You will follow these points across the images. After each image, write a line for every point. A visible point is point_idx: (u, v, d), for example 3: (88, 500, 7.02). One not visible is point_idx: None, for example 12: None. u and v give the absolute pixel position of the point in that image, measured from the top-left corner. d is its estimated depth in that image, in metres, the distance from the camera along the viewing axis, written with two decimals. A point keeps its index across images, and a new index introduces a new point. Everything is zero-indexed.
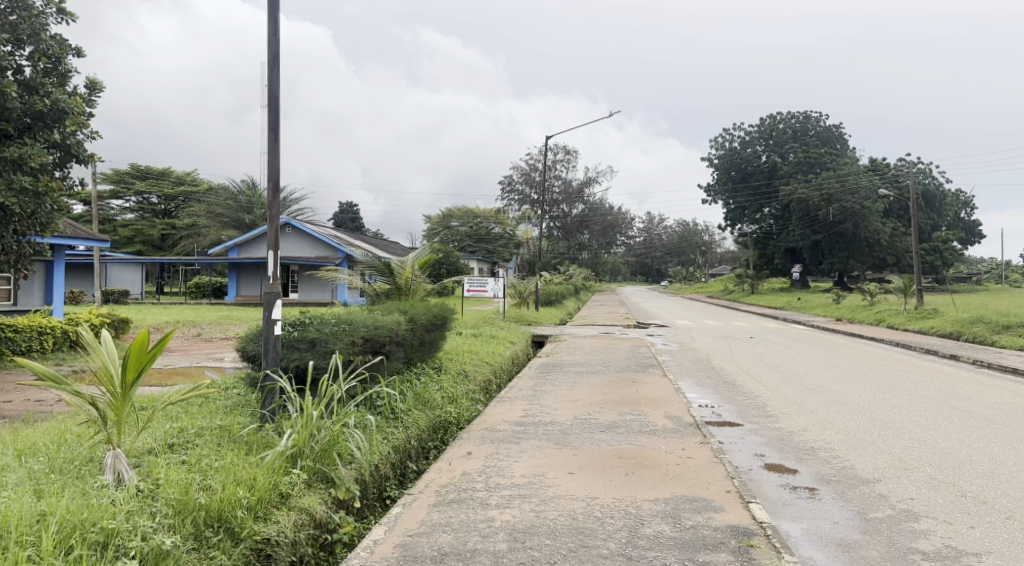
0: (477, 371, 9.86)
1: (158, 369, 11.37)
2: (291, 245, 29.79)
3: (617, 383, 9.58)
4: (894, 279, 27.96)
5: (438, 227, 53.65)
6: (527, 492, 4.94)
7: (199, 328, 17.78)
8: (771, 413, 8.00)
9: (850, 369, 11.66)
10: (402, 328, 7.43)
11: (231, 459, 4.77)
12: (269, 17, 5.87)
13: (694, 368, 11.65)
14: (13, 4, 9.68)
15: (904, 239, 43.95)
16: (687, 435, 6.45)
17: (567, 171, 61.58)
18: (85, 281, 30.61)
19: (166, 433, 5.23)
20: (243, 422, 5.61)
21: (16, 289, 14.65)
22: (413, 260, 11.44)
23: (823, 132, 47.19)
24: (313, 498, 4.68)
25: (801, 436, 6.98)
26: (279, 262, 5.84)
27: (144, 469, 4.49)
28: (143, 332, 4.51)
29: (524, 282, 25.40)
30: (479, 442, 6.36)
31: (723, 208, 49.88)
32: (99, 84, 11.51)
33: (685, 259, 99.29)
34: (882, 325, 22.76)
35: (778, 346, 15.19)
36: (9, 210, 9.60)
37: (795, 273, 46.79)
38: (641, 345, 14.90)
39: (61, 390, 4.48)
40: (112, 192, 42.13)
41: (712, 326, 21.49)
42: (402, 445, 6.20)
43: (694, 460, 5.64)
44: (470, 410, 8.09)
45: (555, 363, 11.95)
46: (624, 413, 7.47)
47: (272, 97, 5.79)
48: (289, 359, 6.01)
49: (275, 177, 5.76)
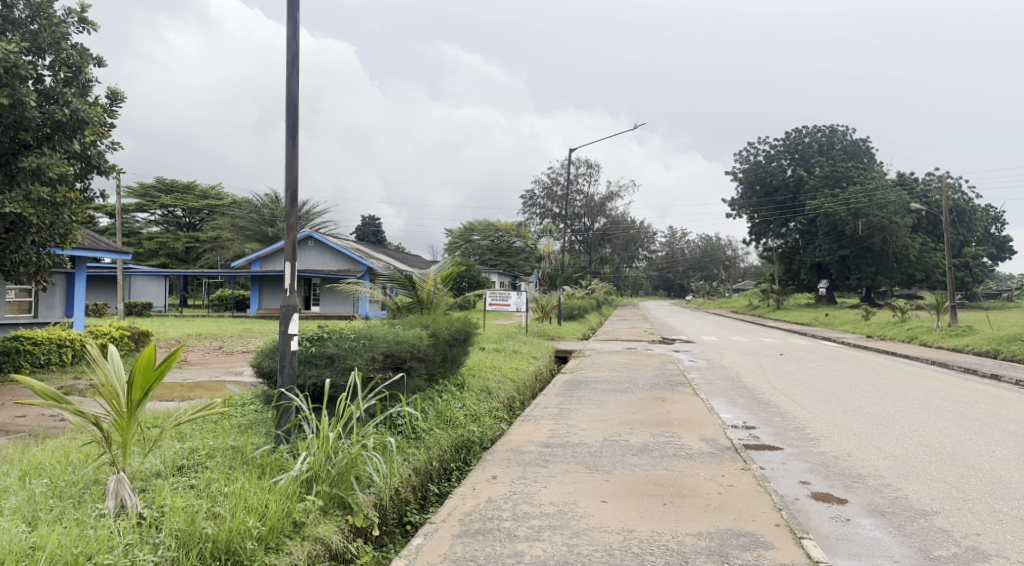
0: (500, 388, 9.52)
1: (178, 383, 11.13)
2: (313, 259, 29.76)
3: (647, 402, 9.16)
4: (927, 295, 27.12)
5: (459, 241, 53.39)
6: (559, 523, 4.58)
7: (219, 341, 17.59)
8: (813, 436, 7.57)
9: (889, 389, 11.15)
10: (424, 343, 7.13)
11: (244, 483, 4.48)
12: (289, 22, 5.63)
13: (725, 386, 11.24)
14: (35, 12, 9.60)
15: (935, 254, 43.02)
16: (726, 460, 6.05)
17: (589, 185, 61.26)
18: (109, 293, 30.66)
19: (176, 455, 4.94)
20: (256, 443, 5.31)
21: (36, 300, 14.54)
22: (435, 273, 11.17)
23: (850, 146, 46.46)
24: (329, 526, 4.36)
25: (847, 461, 6.54)
26: (297, 274, 5.55)
27: (151, 494, 4.21)
28: (148, 348, 4.23)
29: (546, 297, 25.03)
30: (505, 464, 6.02)
31: (748, 222, 49.18)
32: (121, 94, 11.45)
33: (708, 274, 98.04)
34: (914, 342, 22.07)
35: (810, 364, 14.67)
36: (27, 221, 9.47)
37: (822, 288, 45.81)
38: (669, 361, 14.45)
39: (63, 410, 4.21)
40: (138, 205, 42.45)
41: (740, 342, 20.97)
42: (423, 467, 5.88)
43: (736, 488, 5.24)
44: (494, 428, 7.74)
45: (581, 380, 11.55)
46: (656, 434, 7.08)
47: (291, 102, 5.55)
48: (306, 376, 5.70)
49: (293, 188, 5.50)
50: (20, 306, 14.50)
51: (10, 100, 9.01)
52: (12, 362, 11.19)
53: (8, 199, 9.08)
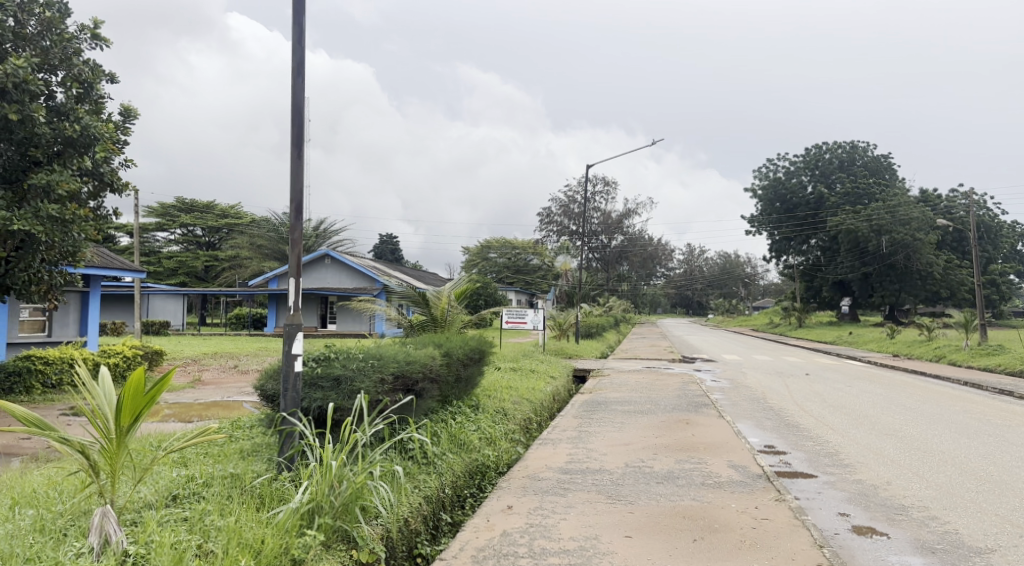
0: (516, 409, 9.14)
1: (189, 402, 10.81)
2: (330, 277, 29.66)
3: (669, 425, 8.75)
4: (954, 313, 26.45)
5: (476, 259, 53.21)
6: (579, 562, 4.22)
7: (234, 360, 17.35)
8: (847, 462, 7.15)
9: (924, 412, 10.63)
10: (436, 363, 6.83)
11: (241, 517, 4.20)
12: (294, 28, 5.40)
13: (751, 408, 10.79)
14: (46, 27, 9.46)
15: (961, 271, 42.10)
16: (759, 490, 5.65)
17: (607, 203, 60.95)
18: (127, 311, 30.63)
19: (171, 485, 4.66)
20: (256, 470, 5.01)
21: (50, 319, 14.43)
22: (449, 290, 10.87)
23: (871, 162, 45.96)
24: (330, 563, 4.03)
25: (887, 491, 6.12)
26: (301, 291, 5.26)
27: (141, 527, 3.96)
28: (138, 372, 3.93)
29: (564, 314, 24.67)
30: (520, 493, 5.65)
31: (768, 239, 48.55)
32: (134, 111, 11.36)
33: (727, 291, 97.07)
34: (942, 362, 21.44)
35: (838, 384, 14.20)
36: (37, 240, 9.27)
37: (845, 306, 44.97)
38: (690, 381, 13.98)
39: (46, 438, 3.93)
40: (158, 225, 42.66)
41: (763, 361, 20.47)
42: (434, 495, 5.52)
43: (771, 523, 4.87)
44: (510, 452, 7.39)
45: (600, 401, 11.11)
46: (682, 460, 6.69)
47: (296, 110, 5.29)
48: (311, 400, 5.39)
49: (297, 200, 5.23)
50: (35, 325, 14.31)
51: (20, 116, 8.90)
52: (23, 382, 10.92)
53: (18, 217, 8.88)
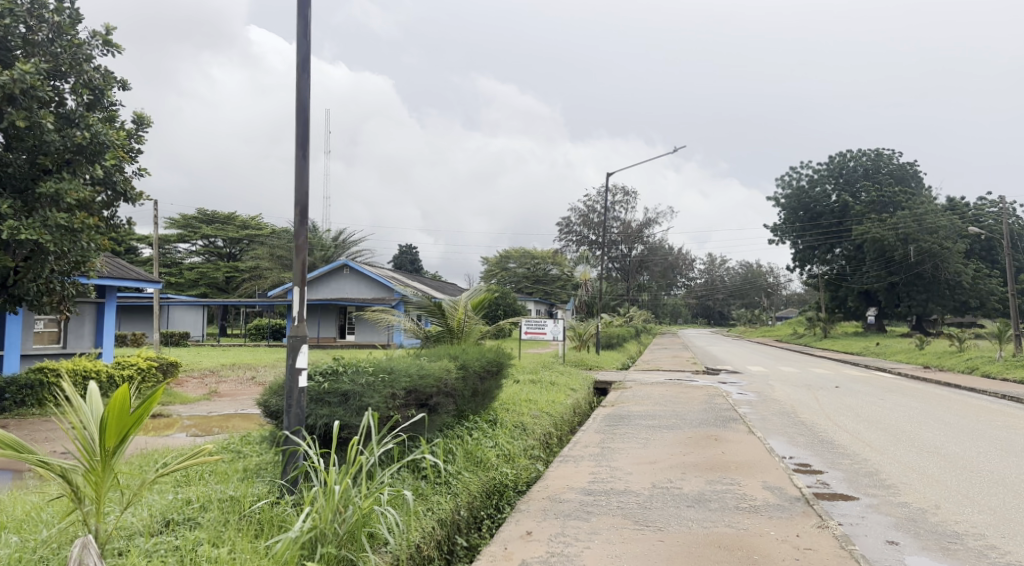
0: (536, 424, 8.73)
1: (205, 413, 10.54)
2: (348, 287, 29.45)
3: (697, 441, 8.30)
4: (987, 324, 25.55)
5: (495, 269, 52.77)
6: None
7: (251, 371, 17.10)
8: (889, 483, 6.69)
9: (964, 427, 10.10)
10: (451, 377, 6.48)
11: (235, 547, 3.88)
12: (298, 21, 5.11)
13: (782, 423, 10.30)
14: (56, 34, 9.25)
15: (989, 280, 41.07)
16: (799, 516, 5.21)
17: (627, 213, 60.47)
18: (147, 322, 30.57)
19: (164, 510, 4.35)
20: (257, 492, 4.67)
21: (64, 331, 14.24)
22: (465, 300, 10.51)
23: (897, 170, 45.02)
24: None
25: (937, 515, 5.66)
26: (306, 301, 4.92)
27: (126, 560, 3.64)
28: (122, 389, 3.60)
29: (583, 324, 24.01)
30: (540, 516, 5.27)
31: (791, 249, 47.75)
32: (147, 118, 11.20)
33: (749, 301, 96.47)
34: (975, 374, 20.72)
35: (869, 397, 13.68)
36: (45, 249, 9.02)
37: (871, 317, 44.01)
38: (716, 393, 13.46)
39: (26, 461, 3.59)
40: (179, 236, 42.80)
41: (789, 371, 19.98)
42: (449, 517, 5.16)
43: (816, 554, 4.46)
44: (529, 470, 7.00)
45: (623, 415, 10.66)
46: (713, 481, 6.27)
47: (301, 109, 4.99)
48: (316, 417, 5.08)
49: (302, 202, 4.91)
50: (51, 337, 14.18)
51: (27, 123, 8.72)
52: (35, 395, 10.72)
53: (25, 226, 8.65)
